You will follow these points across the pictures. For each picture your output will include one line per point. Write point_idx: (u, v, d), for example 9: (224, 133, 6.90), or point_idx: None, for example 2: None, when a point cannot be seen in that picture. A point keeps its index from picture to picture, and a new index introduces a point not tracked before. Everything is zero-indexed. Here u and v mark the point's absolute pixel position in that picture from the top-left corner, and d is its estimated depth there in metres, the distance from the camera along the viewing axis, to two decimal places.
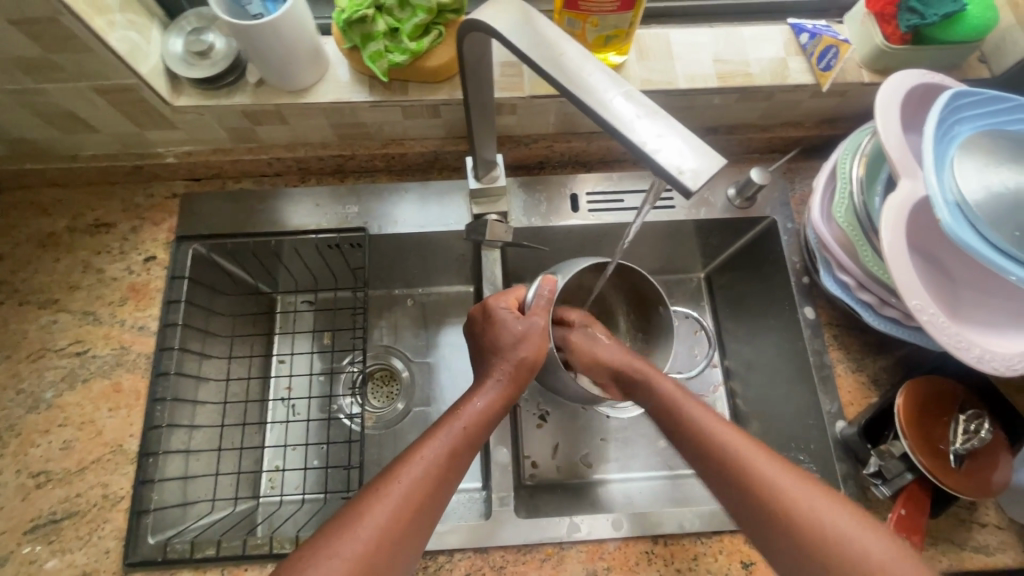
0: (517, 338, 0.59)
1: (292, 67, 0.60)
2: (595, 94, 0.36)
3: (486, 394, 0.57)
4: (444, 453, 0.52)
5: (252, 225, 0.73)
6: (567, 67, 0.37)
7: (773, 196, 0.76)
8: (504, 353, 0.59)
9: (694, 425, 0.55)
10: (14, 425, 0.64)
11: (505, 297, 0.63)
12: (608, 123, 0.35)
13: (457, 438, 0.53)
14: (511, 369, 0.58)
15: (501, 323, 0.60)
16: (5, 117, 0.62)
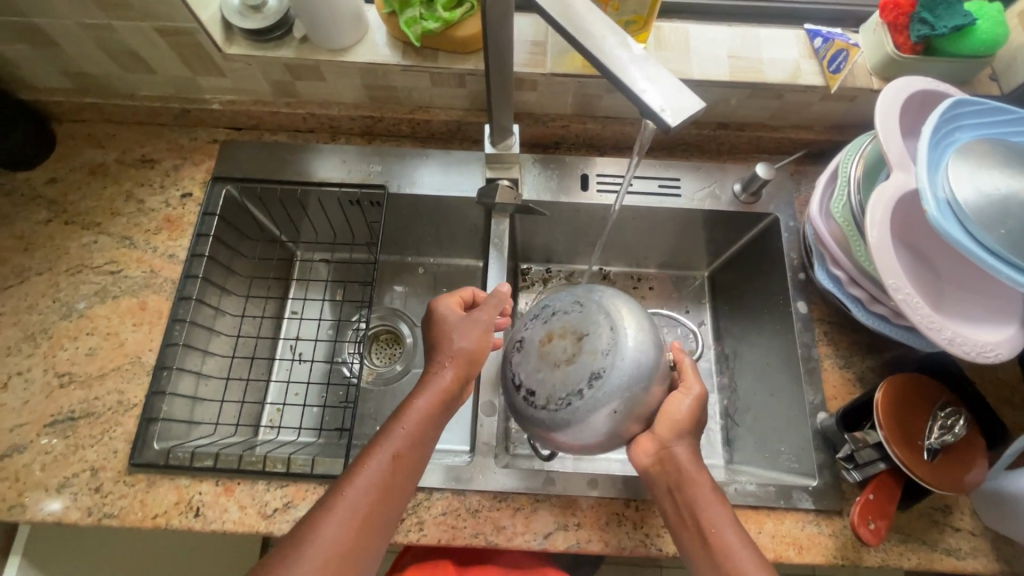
0: (463, 333, 0.62)
1: (334, 25, 0.65)
2: (599, 41, 0.39)
3: (432, 389, 0.58)
4: (391, 457, 0.54)
5: (282, 173, 0.78)
6: (579, 16, 0.40)
7: (778, 194, 0.79)
8: (449, 351, 0.61)
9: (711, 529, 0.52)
10: (47, 329, 0.70)
11: (451, 295, 0.65)
12: (606, 68, 0.39)
13: (404, 441, 0.55)
14: (454, 363, 0.60)
15: (447, 319, 0.62)
16: (77, 50, 0.69)
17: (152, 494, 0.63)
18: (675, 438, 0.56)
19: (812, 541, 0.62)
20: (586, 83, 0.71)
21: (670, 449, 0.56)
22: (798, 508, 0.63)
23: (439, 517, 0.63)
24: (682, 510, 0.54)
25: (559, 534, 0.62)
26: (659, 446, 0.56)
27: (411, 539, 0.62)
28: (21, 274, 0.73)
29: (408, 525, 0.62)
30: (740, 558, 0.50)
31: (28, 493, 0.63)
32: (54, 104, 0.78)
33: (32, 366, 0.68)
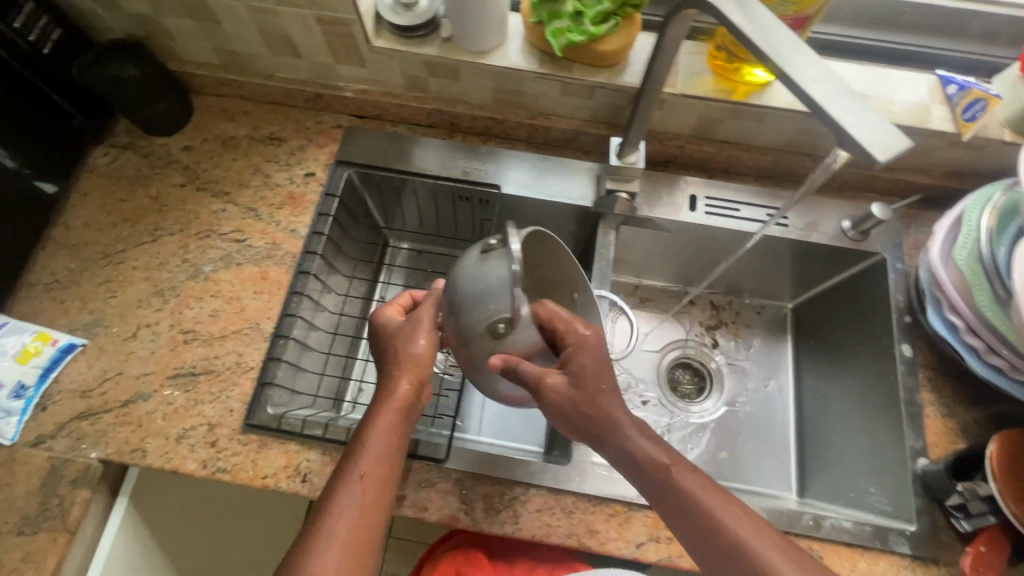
0: (405, 338, 0.61)
1: (481, 28, 0.68)
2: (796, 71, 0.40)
3: (389, 405, 0.57)
4: (361, 478, 0.53)
5: (402, 164, 0.82)
6: (774, 45, 0.41)
7: (887, 234, 0.79)
8: (399, 359, 0.60)
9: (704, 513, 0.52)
10: (176, 287, 0.75)
11: (388, 305, 0.65)
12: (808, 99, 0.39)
13: (376, 461, 0.54)
14: (408, 373, 0.59)
15: (388, 331, 0.62)
16: (235, 30, 0.74)
17: (263, 456, 0.66)
18: (614, 417, 0.55)
19: None
20: (713, 107, 0.72)
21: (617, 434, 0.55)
22: (893, 551, 0.63)
23: (534, 512, 0.65)
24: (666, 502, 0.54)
25: (651, 546, 0.63)
26: (603, 433, 0.55)
27: (507, 531, 0.64)
28: (155, 233, 0.77)
29: (504, 517, 0.65)
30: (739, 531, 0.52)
31: (148, 439, 0.67)
32: (197, 77, 0.83)
33: (160, 320, 0.73)
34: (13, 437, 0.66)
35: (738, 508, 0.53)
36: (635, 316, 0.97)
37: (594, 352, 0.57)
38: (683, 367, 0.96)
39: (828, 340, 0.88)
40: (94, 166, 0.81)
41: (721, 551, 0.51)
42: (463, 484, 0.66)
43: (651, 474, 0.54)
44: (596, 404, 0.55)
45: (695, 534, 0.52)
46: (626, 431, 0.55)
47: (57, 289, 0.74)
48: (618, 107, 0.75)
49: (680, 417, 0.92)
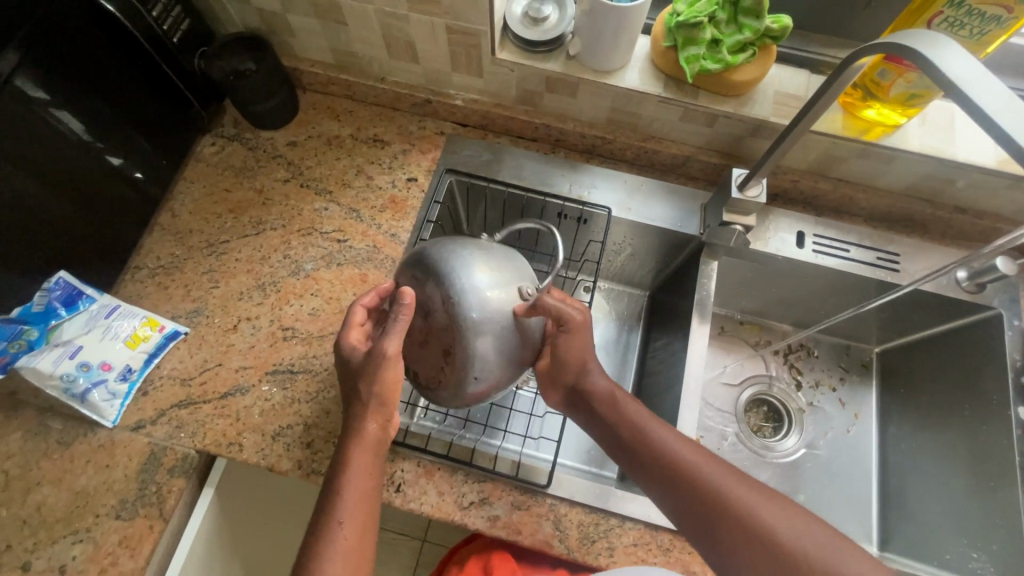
0: (368, 379, 0.56)
1: (613, 51, 0.67)
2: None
3: (358, 449, 0.56)
4: (341, 527, 0.52)
5: (505, 177, 0.81)
6: (1006, 115, 0.38)
7: (1003, 290, 0.76)
8: (360, 399, 0.57)
9: (678, 462, 0.57)
10: (277, 282, 0.75)
11: (351, 329, 0.60)
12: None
13: (353, 509, 0.53)
14: (373, 412, 0.57)
15: (353, 364, 0.58)
16: (359, 32, 0.74)
17: None
18: (588, 374, 0.63)
19: None
20: (839, 146, 0.70)
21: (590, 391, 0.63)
22: None
23: (629, 547, 0.63)
24: (643, 455, 0.59)
25: None
26: (585, 396, 0.63)
27: (601, 563, 0.62)
28: (258, 226, 0.78)
29: (599, 549, 0.63)
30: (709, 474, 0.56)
31: (245, 434, 0.67)
32: (308, 75, 0.84)
33: (260, 314, 0.73)
34: (115, 420, 0.67)
35: (713, 458, 0.57)
36: (716, 346, 0.96)
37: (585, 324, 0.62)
38: (763, 403, 0.93)
39: (921, 391, 0.85)
40: (202, 155, 0.83)
41: (699, 499, 0.55)
42: (557, 510, 0.64)
43: (625, 432, 0.60)
44: (579, 367, 0.63)
45: (671, 485, 0.56)
46: (597, 387, 0.63)
47: (162, 274, 0.75)
48: (737, 137, 0.74)
49: (758, 457, 0.89)
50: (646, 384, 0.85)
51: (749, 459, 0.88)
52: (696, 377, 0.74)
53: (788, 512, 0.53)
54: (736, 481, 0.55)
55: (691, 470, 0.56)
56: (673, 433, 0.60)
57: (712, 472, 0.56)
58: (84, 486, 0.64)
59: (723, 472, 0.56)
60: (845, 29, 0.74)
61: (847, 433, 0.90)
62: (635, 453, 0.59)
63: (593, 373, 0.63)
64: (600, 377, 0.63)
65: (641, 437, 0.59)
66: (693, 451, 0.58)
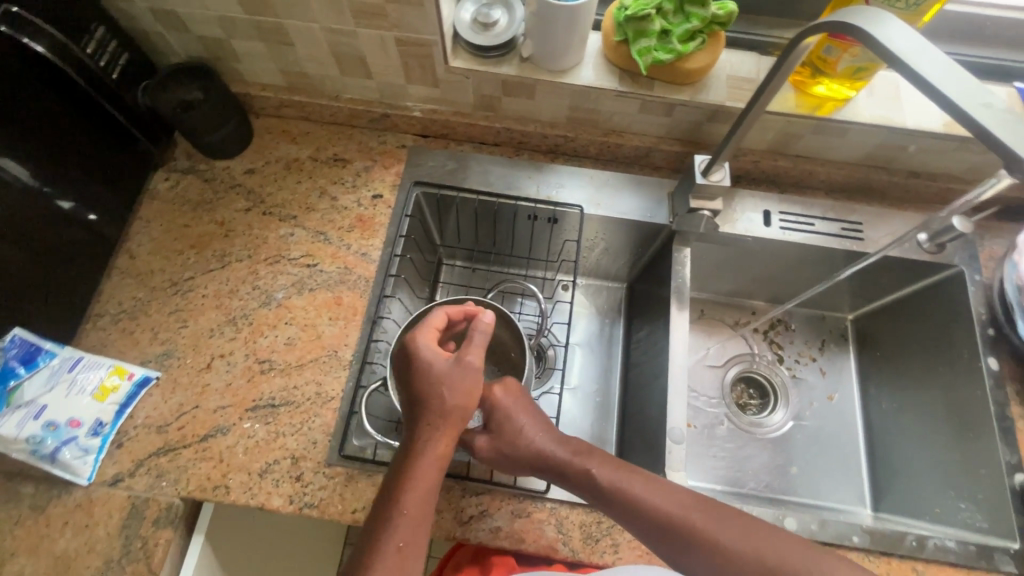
0: (454, 389, 0.54)
1: (567, 50, 0.68)
2: (971, 103, 0.39)
3: (426, 461, 0.52)
4: (398, 553, 0.48)
5: (471, 184, 0.81)
6: (949, 81, 0.40)
7: (962, 248, 0.79)
8: (441, 411, 0.53)
9: (660, 512, 0.53)
10: (248, 314, 0.73)
11: (426, 333, 0.57)
12: (983, 131, 0.39)
13: (408, 524, 0.49)
14: (448, 424, 0.53)
15: (432, 371, 0.54)
16: (308, 51, 0.72)
17: (350, 489, 0.64)
18: (530, 436, 0.58)
19: None
20: (795, 124, 0.72)
21: (542, 455, 0.57)
22: (1000, 570, 0.63)
23: (634, 541, 0.63)
24: (624, 513, 0.55)
25: None
26: (534, 460, 0.58)
27: (607, 561, 0.62)
28: (222, 260, 0.76)
29: (604, 547, 0.62)
30: (696, 517, 0.53)
31: (231, 475, 0.64)
32: (260, 99, 0.82)
33: (233, 349, 0.71)
34: (90, 476, 0.63)
35: (689, 496, 0.54)
36: (697, 331, 0.97)
37: (508, 410, 0.58)
38: (747, 381, 0.94)
39: (896, 353, 0.88)
40: (156, 192, 0.80)
41: (691, 546, 0.52)
42: (558, 514, 0.64)
43: (596, 492, 0.56)
44: (513, 431, 0.58)
45: (651, 528, 0.53)
46: (545, 447, 0.58)
47: (126, 319, 0.72)
48: (696, 124, 0.74)
49: (747, 434, 0.90)
50: (632, 376, 0.86)
51: (740, 438, 0.89)
52: (681, 363, 0.75)
53: (781, 541, 0.51)
54: (728, 519, 0.52)
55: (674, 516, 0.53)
56: (644, 480, 0.55)
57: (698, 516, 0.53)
58: (64, 550, 0.61)
59: (707, 512, 0.53)
60: (788, 9, 0.76)
61: (829, 399, 0.92)
62: (607, 506, 0.55)
63: (533, 435, 0.58)
64: (544, 438, 0.58)
65: (616, 492, 0.55)
66: (669, 496, 0.54)
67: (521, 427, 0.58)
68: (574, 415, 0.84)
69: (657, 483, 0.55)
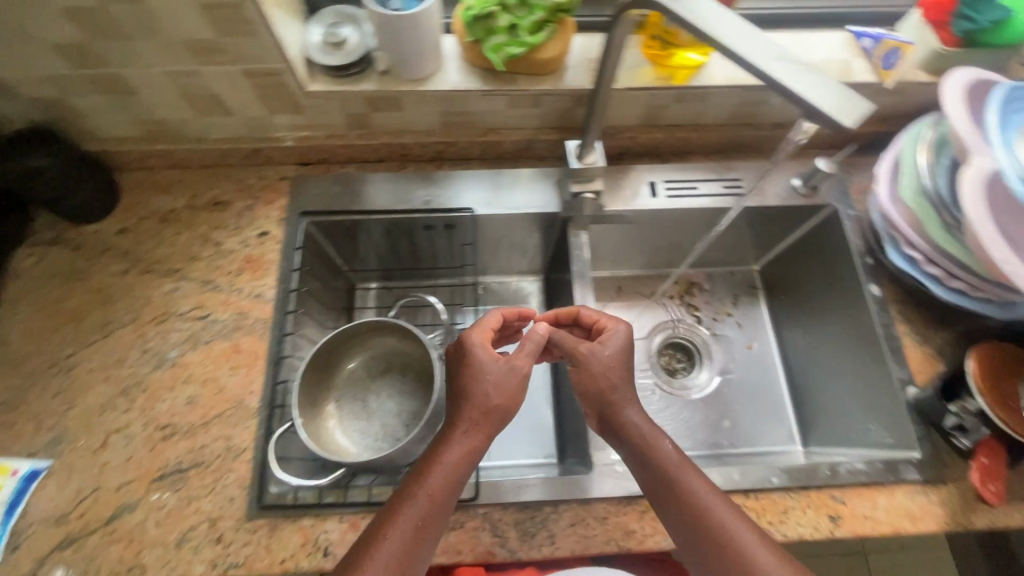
0: (498, 387, 0.60)
1: (421, 57, 0.68)
2: (764, 60, 0.41)
3: (455, 452, 0.58)
4: (413, 529, 0.54)
5: (359, 205, 0.79)
6: (741, 43, 0.42)
7: (834, 186, 0.83)
8: (481, 404, 0.60)
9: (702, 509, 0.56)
10: (140, 382, 0.69)
11: (481, 331, 0.65)
12: (779, 84, 0.40)
13: (423, 506, 0.55)
14: (481, 416, 0.59)
15: (483, 365, 0.61)
16: (155, 98, 0.69)
17: (276, 539, 0.62)
18: (622, 410, 0.61)
19: (924, 510, 0.66)
20: (657, 95, 0.74)
21: (623, 424, 0.61)
22: (906, 480, 0.67)
23: (569, 527, 0.64)
24: (669, 494, 0.57)
25: None
26: (607, 413, 0.62)
27: (546, 554, 0.63)
28: (105, 329, 0.71)
29: (540, 540, 0.63)
30: (731, 523, 0.55)
31: (145, 553, 0.61)
32: (120, 154, 0.78)
33: (130, 421, 0.67)
34: None
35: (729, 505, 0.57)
36: (616, 308, 0.99)
37: (608, 355, 0.64)
38: (672, 348, 0.97)
39: (798, 294, 0.92)
40: (21, 270, 0.74)
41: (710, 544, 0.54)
42: (492, 517, 0.64)
43: (654, 467, 0.58)
44: (602, 395, 0.62)
45: (679, 514, 0.56)
46: (635, 420, 0.61)
47: (4, 413, 0.67)
48: (565, 110, 0.76)
49: (679, 399, 0.93)
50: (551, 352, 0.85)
51: (672, 403, 0.92)
52: None
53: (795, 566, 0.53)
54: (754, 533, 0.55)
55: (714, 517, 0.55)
56: (701, 482, 0.57)
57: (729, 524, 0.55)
58: None
59: (739, 520, 0.55)
60: None
61: (749, 348, 0.96)
62: (650, 479, 0.58)
63: (625, 406, 0.61)
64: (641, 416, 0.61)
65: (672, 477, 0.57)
66: (715, 498, 0.56)
67: (614, 393, 0.62)
68: None
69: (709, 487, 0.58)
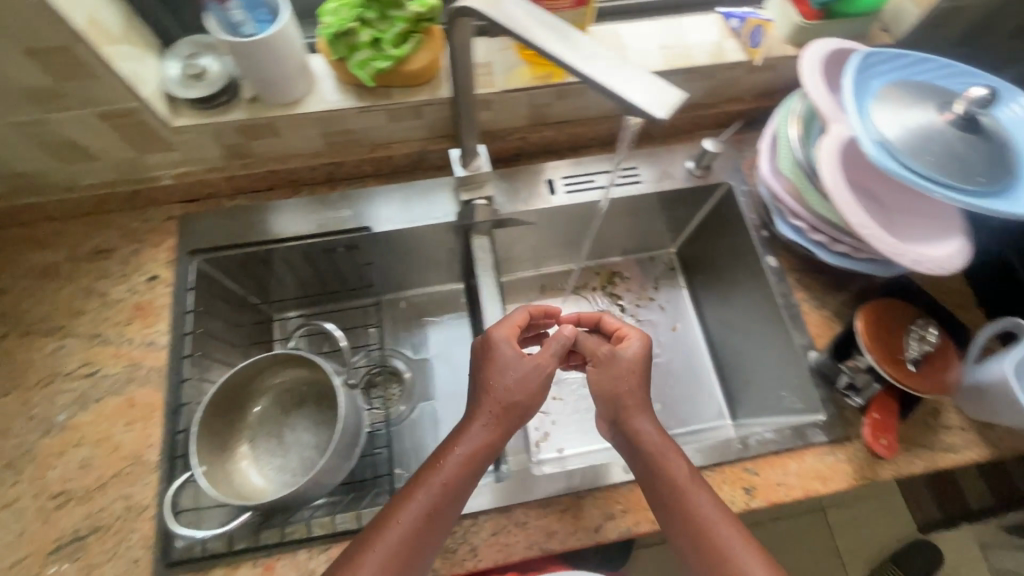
0: (519, 386, 0.62)
1: (286, 81, 0.66)
2: (583, 62, 0.41)
3: (467, 444, 0.60)
4: (420, 519, 0.56)
5: (252, 237, 0.77)
6: (560, 47, 0.42)
7: (727, 163, 0.85)
8: (498, 399, 0.62)
9: (701, 519, 0.57)
10: (28, 451, 0.65)
11: (506, 328, 0.66)
12: (601, 85, 0.41)
13: (436, 493, 0.57)
14: (497, 412, 0.61)
15: (506, 363, 0.63)
16: (8, 151, 0.65)
17: None
18: (632, 419, 0.62)
19: (833, 470, 0.68)
20: (537, 94, 0.74)
21: (636, 433, 0.62)
22: (814, 443, 0.69)
23: (491, 538, 0.63)
24: (671, 498, 0.59)
25: (609, 525, 0.64)
26: (614, 410, 0.63)
27: (469, 568, 0.62)
28: None
29: (463, 555, 0.62)
30: (724, 534, 0.57)
31: None
32: None
33: (19, 495, 0.63)
34: None
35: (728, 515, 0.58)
36: (541, 306, 0.99)
37: (622, 364, 0.65)
38: None
39: (712, 272, 0.94)
40: None
41: (700, 548, 0.57)
42: None
43: (659, 470, 0.60)
44: (616, 399, 0.63)
45: (676, 517, 0.58)
46: (648, 430, 0.62)
47: None
48: (449, 118, 0.75)
49: None
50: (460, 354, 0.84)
51: None
52: None
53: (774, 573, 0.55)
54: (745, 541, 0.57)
55: (711, 525, 0.57)
56: (706, 494, 0.59)
57: (724, 536, 0.57)
58: None
59: (732, 527, 0.57)
60: None
61: (674, 330, 0.98)
62: (650, 478, 0.60)
63: (636, 415, 0.62)
64: (653, 426, 0.62)
65: (679, 486, 0.59)
66: (714, 508, 0.58)
67: (630, 400, 0.63)
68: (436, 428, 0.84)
69: (713, 500, 0.59)
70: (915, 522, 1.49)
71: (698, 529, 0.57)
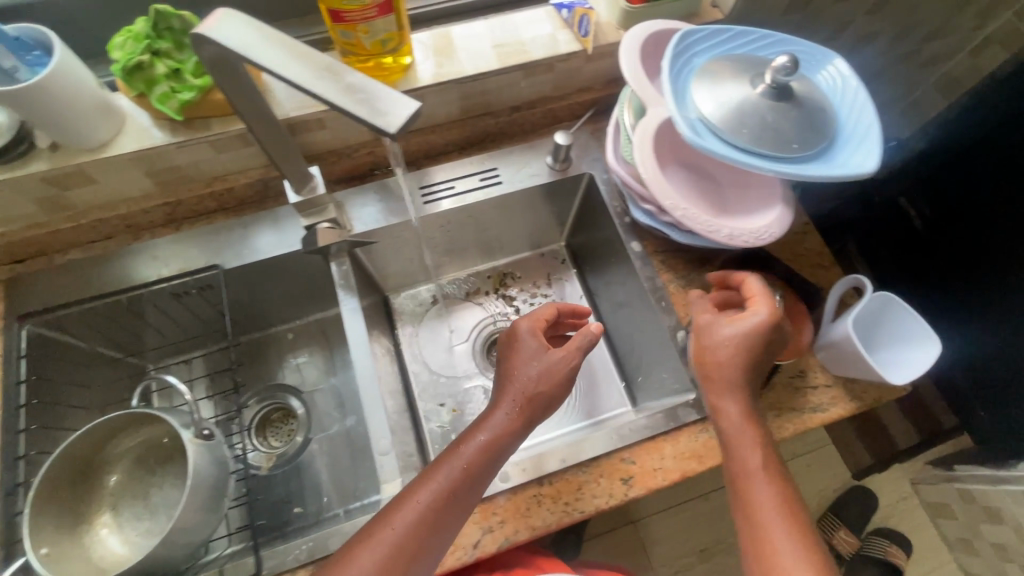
0: (540, 378, 0.61)
1: (82, 124, 0.61)
2: (319, 85, 0.41)
3: (489, 427, 0.59)
4: (431, 500, 0.54)
5: (91, 292, 0.72)
6: (303, 72, 0.41)
7: (585, 153, 0.85)
8: (521, 386, 0.61)
9: (760, 503, 0.58)
10: None
11: (532, 322, 0.67)
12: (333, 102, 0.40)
13: (457, 475, 0.56)
14: (518, 403, 0.61)
15: (529, 353, 0.63)
16: None
17: None
18: (720, 399, 0.63)
19: (708, 447, 0.68)
20: None
21: (718, 411, 0.63)
22: (686, 423, 0.69)
23: None
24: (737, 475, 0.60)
25: (487, 538, 0.63)
26: (710, 384, 0.64)
27: None
28: None
29: None
30: (777, 518, 0.57)
31: None
32: None
33: None
34: None
35: (792, 505, 0.58)
36: (431, 317, 0.96)
37: (716, 335, 0.64)
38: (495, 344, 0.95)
39: (593, 261, 0.94)
40: None
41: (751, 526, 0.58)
42: None
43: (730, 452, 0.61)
44: (706, 373, 0.64)
45: (741, 494, 0.60)
46: (732, 410, 0.62)
47: None
48: None
49: None
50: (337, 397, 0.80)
51: None
52: (368, 369, 0.72)
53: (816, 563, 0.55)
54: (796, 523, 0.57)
55: (760, 507, 0.58)
56: (774, 483, 0.59)
57: (776, 527, 0.57)
58: None
59: (782, 507, 0.58)
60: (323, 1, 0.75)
61: None
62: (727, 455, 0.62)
63: (720, 397, 0.62)
64: (736, 407, 0.62)
65: (748, 466, 0.60)
66: (774, 494, 0.58)
67: (710, 378, 0.63)
68: (331, 458, 0.83)
69: (781, 487, 0.59)
70: (849, 469, 1.51)
71: (749, 507, 0.59)
